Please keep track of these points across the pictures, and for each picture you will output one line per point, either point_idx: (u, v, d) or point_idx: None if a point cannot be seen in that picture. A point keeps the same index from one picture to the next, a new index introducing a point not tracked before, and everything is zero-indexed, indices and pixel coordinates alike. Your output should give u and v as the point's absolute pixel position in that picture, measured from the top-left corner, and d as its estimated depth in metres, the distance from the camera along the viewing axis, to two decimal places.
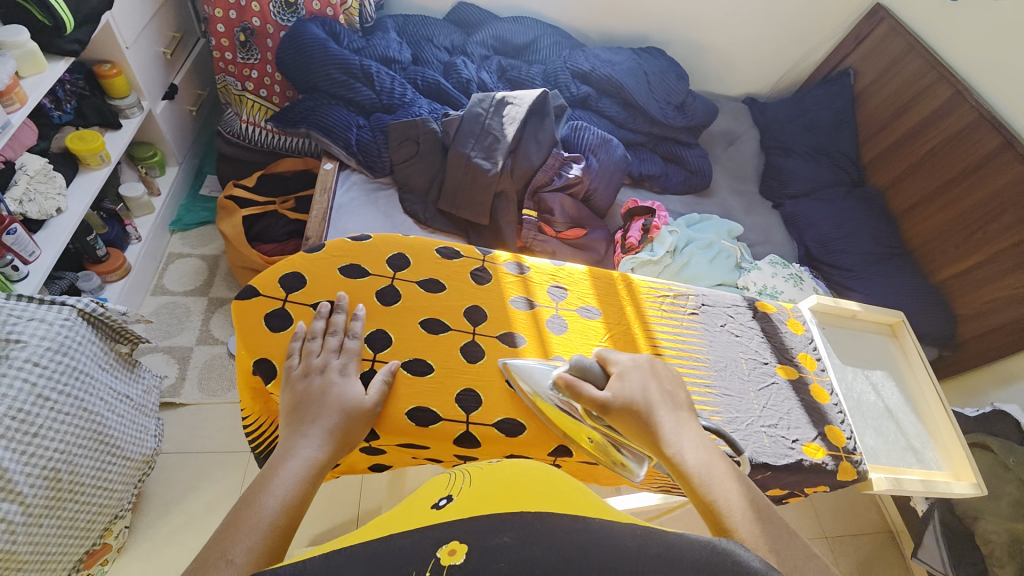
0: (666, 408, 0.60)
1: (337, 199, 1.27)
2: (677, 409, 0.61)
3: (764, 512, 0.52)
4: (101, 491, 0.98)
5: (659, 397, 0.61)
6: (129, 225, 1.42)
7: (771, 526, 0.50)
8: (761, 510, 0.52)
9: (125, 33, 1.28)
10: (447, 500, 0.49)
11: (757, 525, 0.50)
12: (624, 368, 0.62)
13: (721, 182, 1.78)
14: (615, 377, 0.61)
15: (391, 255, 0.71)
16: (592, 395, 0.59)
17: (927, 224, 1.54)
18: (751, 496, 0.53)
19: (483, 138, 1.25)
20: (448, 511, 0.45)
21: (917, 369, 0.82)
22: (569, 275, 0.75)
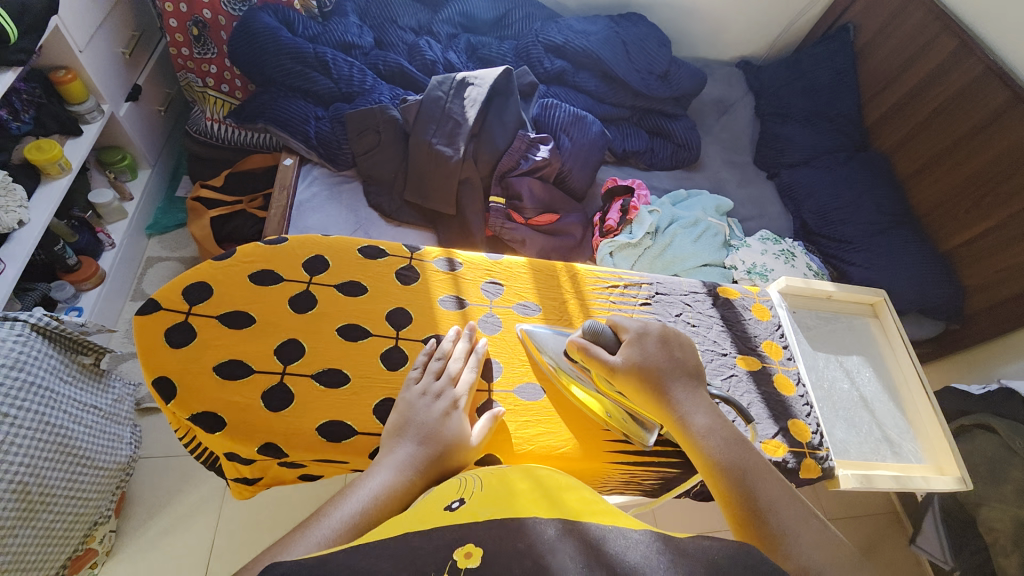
0: (678, 375, 0.59)
1: (299, 195, 1.23)
2: (692, 376, 0.60)
3: (761, 475, 0.53)
4: (75, 499, 0.95)
5: (672, 363, 0.59)
6: (100, 232, 1.40)
7: (766, 487, 0.52)
8: (760, 473, 0.53)
9: (77, 36, 1.24)
10: (459, 503, 0.45)
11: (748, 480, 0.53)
12: (629, 338, 0.61)
13: (711, 154, 1.68)
14: (623, 348, 0.61)
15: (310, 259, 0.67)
16: (604, 360, 0.60)
17: (934, 188, 1.43)
18: (749, 459, 0.54)
19: (444, 124, 1.20)
20: (464, 514, 0.42)
21: (899, 353, 0.77)
22: (505, 270, 0.71)
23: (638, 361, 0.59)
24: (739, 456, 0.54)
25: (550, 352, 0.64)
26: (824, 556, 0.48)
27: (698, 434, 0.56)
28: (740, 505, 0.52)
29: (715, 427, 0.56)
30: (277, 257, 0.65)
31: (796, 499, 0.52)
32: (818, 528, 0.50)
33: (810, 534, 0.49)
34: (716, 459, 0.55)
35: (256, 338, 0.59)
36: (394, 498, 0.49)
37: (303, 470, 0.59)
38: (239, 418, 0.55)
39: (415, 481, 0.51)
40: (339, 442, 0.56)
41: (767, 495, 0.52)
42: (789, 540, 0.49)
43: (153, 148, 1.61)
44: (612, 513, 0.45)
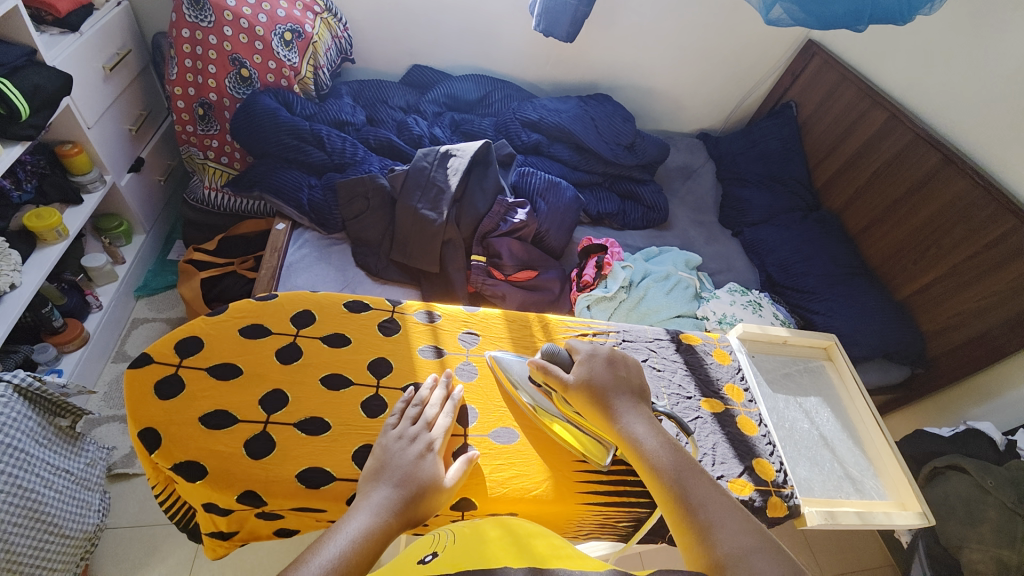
0: (621, 390, 0.66)
1: (289, 257, 1.29)
2: (635, 393, 0.66)
3: (694, 476, 0.58)
4: (38, 572, 0.90)
5: (615, 380, 0.66)
6: (90, 294, 1.43)
7: (697, 484, 0.57)
8: (693, 474, 0.58)
9: (86, 114, 1.35)
10: (432, 557, 0.47)
11: (682, 480, 0.57)
12: (579, 357, 0.69)
13: (679, 215, 1.81)
14: (573, 367, 0.68)
15: (297, 313, 0.71)
16: (560, 377, 0.66)
17: (884, 242, 1.56)
18: (684, 462, 0.59)
19: (429, 190, 1.29)
20: (437, 565, 0.44)
21: (854, 393, 0.82)
22: (481, 320, 0.76)
23: (583, 380, 0.66)
24: (676, 459, 0.59)
25: (516, 377, 0.69)
26: (748, 543, 0.51)
27: (639, 441, 0.61)
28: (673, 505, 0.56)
29: (653, 435, 0.61)
30: (266, 312, 0.70)
31: (728, 497, 0.56)
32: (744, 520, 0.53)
33: (737, 525, 0.53)
34: (654, 463, 0.59)
35: (243, 388, 0.62)
36: (372, 542, 0.50)
37: (280, 520, 0.59)
38: (219, 467, 0.56)
39: (391, 523, 0.52)
40: (317, 488, 0.57)
41: (698, 494, 0.56)
42: (713, 530, 0.52)
43: (150, 215, 1.69)
44: (577, 557, 0.47)
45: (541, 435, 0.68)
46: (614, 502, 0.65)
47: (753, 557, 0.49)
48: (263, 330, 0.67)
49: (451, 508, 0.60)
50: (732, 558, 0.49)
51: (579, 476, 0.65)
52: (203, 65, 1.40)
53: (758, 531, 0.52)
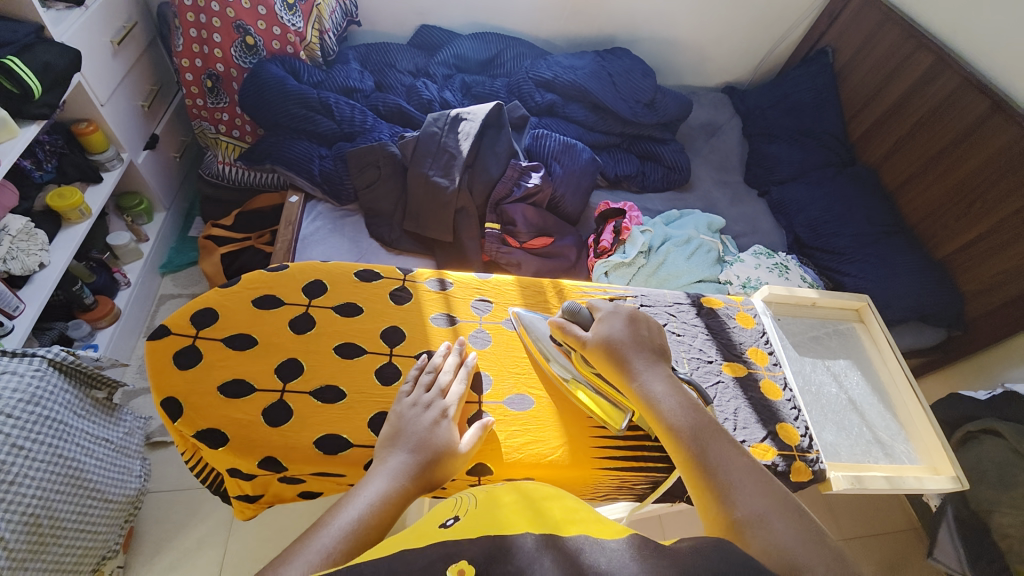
0: (640, 348, 0.62)
1: (303, 230, 1.29)
2: (654, 351, 0.63)
3: (714, 436, 0.56)
4: (85, 533, 0.97)
5: (636, 339, 0.62)
6: (117, 272, 1.48)
7: (716, 445, 0.55)
8: (714, 435, 0.56)
9: (99, 92, 1.35)
10: (454, 520, 0.47)
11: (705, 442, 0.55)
12: (601, 313, 0.66)
13: (702, 175, 1.74)
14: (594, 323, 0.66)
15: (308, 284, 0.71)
16: (577, 335, 0.65)
17: (924, 197, 1.46)
18: (703, 421, 0.57)
19: (440, 157, 1.26)
20: (460, 529, 0.44)
21: (887, 355, 0.78)
22: (494, 287, 0.75)
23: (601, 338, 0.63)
24: (694, 417, 0.57)
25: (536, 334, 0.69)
26: (765, 504, 0.51)
27: (657, 402, 0.58)
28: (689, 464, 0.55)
29: (670, 394, 0.59)
30: (278, 282, 0.69)
31: (747, 457, 0.55)
32: (763, 482, 0.53)
33: (756, 488, 0.52)
34: (672, 424, 0.57)
35: (259, 357, 0.62)
36: (390, 506, 0.51)
37: (303, 484, 0.61)
38: (240, 434, 0.57)
39: (408, 487, 0.53)
40: (334, 454, 0.57)
41: (716, 454, 0.55)
42: (733, 492, 0.52)
43: (169, 192, 1.71)
44: (595, 521, 0.47)
45: (556, 401, 0.67)
46: (631, 467, 0.64)
47: (774, 521, 0.49)
48: (276, 300, 0.66)
49: (468, 472, 0.61)
50: (753, 521, 0.49)
51: (595, 441, 0.65)
52: (208, 35, 1.37)
53: (775, 492, 0.52)
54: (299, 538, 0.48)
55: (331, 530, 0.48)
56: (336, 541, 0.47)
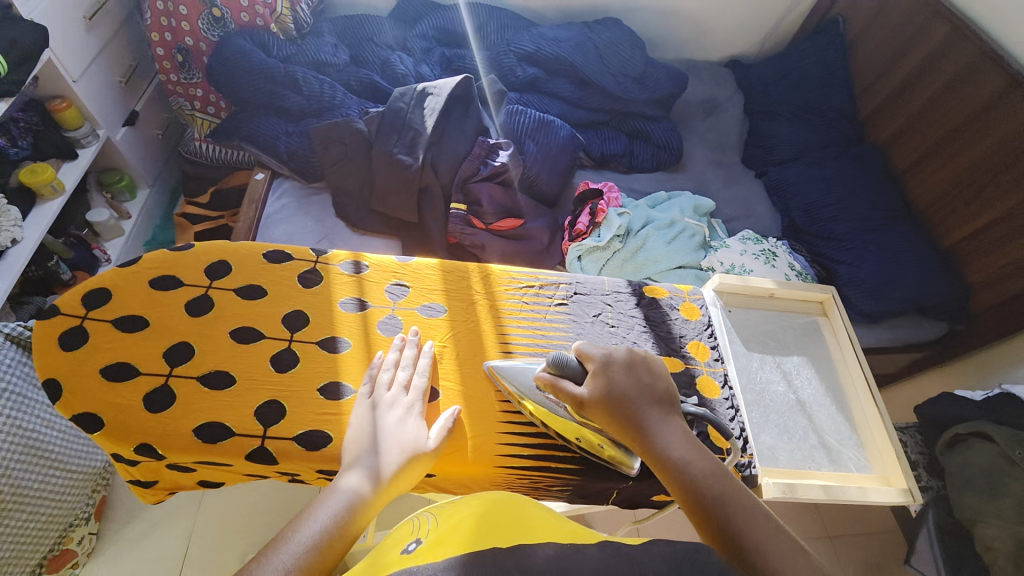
0: (646, 401, 0.55)
1: (268, 208, 1.27)
2: (663, 401, 0.56)
3: (743, 510, 0.48)
4: (47, 501, 0.98)
5: (640, 390, 0.55)
6: (96, 248, 1.48)
7: (748, 522, 0.47)
8: (744, 509, 0.48)
9: (70, 67, 1.33)
10: (415, 545, 0.47)
11: (733, 516, 0.48)
12: (593, 366, 0.57)
13: (696, 155, 1.64)
14: (587, 375, 0.57)
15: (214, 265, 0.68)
16: (571, 393, 0.56)
17: (933, 181, 1.34)
18: (729, 491, 0.49)
19: (405, 134, 1.22)
20: (419, 554, 0.44)
21: (847, 355, 0.76)
22: (414, 271, 0.71)
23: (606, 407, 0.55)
24: (711, 470, 0.51)
25: (522, 390, 0.61)
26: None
27: (673, 468, 0.51)
28: (705, 524, 0.48)
29: (690, 458, 0.52)
30: (181, 262, 0.67)
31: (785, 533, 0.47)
32: (793, 544, 0.46)
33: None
34: (696, 496, 0.50)
35: (148, 340, 0.60)
36: (357, 511, 0.50)
37: (193, 472, 0.59)
38: (118, 420, 0.55)
39: (378, 494, 0.51)
40: (213, 444, 0.55)
41: (750, 532, 0.47)
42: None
43: (151, 169, 1.71)
44: (541, 528, 0.46)
45: (465, 393, 0.63)
46: (537, 467, 0.61)
47: None
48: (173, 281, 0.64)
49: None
50: None
51: (500, 438, 0.61)
52: (175, 8, 1.34)
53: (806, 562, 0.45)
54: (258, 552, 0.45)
55: (292, 541, 0.46)
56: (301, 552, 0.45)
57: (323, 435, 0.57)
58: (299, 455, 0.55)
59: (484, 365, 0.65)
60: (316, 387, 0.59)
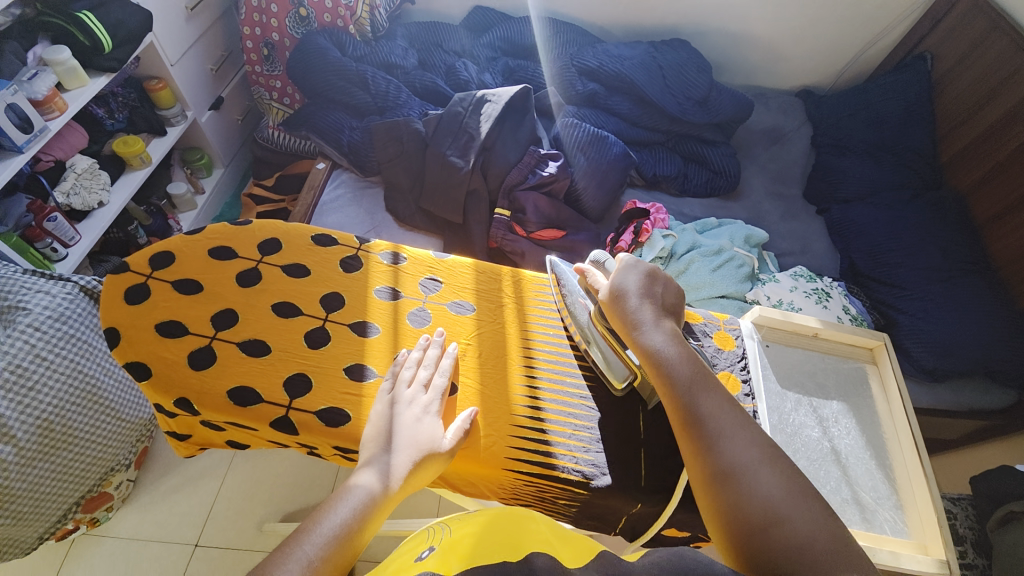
0: (647, 300, 0.64)
1: (324, 196, 1.34)
2: (660, 303, 0.64)
3: (707, 389, 0.57)
4: (95, 445, 1.07)
5: (645, 291, 0.64)
6: (172, 219, 1.61)
7: (708, 396, 0.56)
8: (707, 388, 0.56)
9: (169, 52, 1.47)
10: (429, 552, 0.46)
11: (697, 395, 0.56)
12: (623, 264, 0.68)
13: (754, 184, 1.58)
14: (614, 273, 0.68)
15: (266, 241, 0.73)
16: (597, 282, 0.69)
17: (1019, 235, 1.22)
18: (697, 373, 0.58)
19: (459, 137, 1.25)
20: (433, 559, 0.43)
21: (895, 408, 0.72)
22: (449, 269, 0.73)
23: (615, 295, 0.64)
24: (684, 356, 0.59)
25: (566, 286, 0.72)
26: (755, 456, 0.51)
27: (654, 354, 0.59)
28: (670, 396, 0.57)
29: (670, 345, 0.60)
30: (237, 235, 0.72)
31: (737, 410, 0.55)
32: (742, 418, 0.55)
33: (746, 439, 0.52)
34: (668, 374, 0.58)
35: (199, 303, 0.65)
36: (372, 507, 0.50)
37: (222, 431, 0.62)
38: (164, 372, 0.60)
39: (392, 493, 0.52)
40: (243, 407, 0.58)
41: (708, 406, 0.55)
42: (719, 442, 0.52)
43: (228, 151, 1.84)
44: (547, 545, 0.45)
45: (483, 393, 0.63)
46: (546, 477, 0.60)
47: (757, 472, 0.50)
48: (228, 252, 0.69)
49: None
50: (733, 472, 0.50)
51: (513, 441, 0.61)
52: (267, 5, 1.45)
53: (763, 444, 0.52)
54: (282, 542, 0.46)
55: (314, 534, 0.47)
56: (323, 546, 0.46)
57: (342, 413, 0.59)
58: (317, 429, 0.58)
59: (505, 368, 0.66)
60: (342, 367, 0.62)
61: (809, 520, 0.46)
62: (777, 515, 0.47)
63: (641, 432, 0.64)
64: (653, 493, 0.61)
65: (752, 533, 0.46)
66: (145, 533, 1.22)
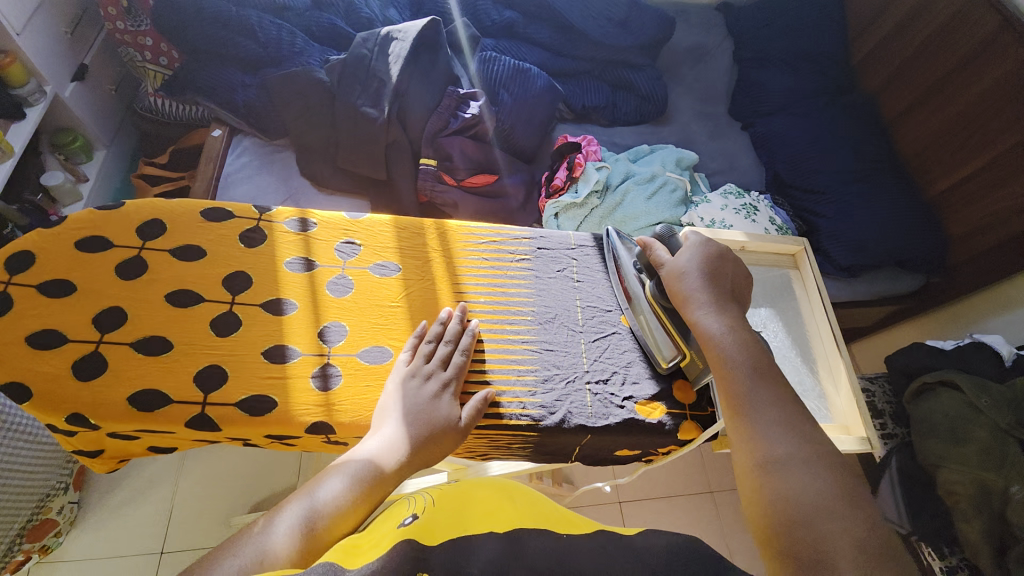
0: (711, 283, 0.62)
1: (227, 167, 1.20)
2: (723, 287, 0.63)
3: (762, 381, 0.56)
4: (17, 474, 0.97)
5: (708, 273, 0.63)
6: (56, 214, 1.40)
7: (764, 390, 0.55)
8: (762, 380, 0.56)
9: (11, 18, 1.23)
10: (413, 518, 0.45)
11: (753, 386, 0.56)
12: (691, 242, 0.66)
13: (682, 106, 1.57)
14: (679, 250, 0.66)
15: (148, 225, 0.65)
16: (659, 256, 0.67)
17: (923, 129, 1.29)
18: (754, 363, 0.57)
19: (369, 84, 1.15)
20: (431, 528, 0.43)
21: (816, 305, 0.76)
22: (367, 228, 0.68)
23: (678, 274, 0.63)
24: (743, 342, 0.58)
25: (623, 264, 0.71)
26: (801, 453, 0.50)
27: (709, 337, 0.59)
28: (725, 381, 0.57)
29: (730, 331, 0.59)
30: (110, 222, 0.63)
31: (791, 407, 0.54)
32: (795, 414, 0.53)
33: (791, 435, 0.52)
34: (724, 361, 0.58)
35: (77, 305, 0.58)
36: (368, 484, 0.48)
37: (136, 440, 0.58)
38: (46, 389, 0.53)
39: (382, 478, 0.49)
40: (150, 411, 0.53)
41: (762, 398, 0.55)
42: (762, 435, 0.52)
43: (108, 129, 1.61)
44: (526, 517, 0.47)
45: (419, 355, 0.62)
46: (491, 426, 0.60)
47: (796, 470, 0.49)
48: (102, 242, 0.61)
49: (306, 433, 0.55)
50: (773, 466, 0.50)
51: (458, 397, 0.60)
52: None
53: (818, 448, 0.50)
54: (252, 524, 0.44)
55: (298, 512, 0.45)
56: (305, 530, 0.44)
57: (267, 399, 0.56)
58: (241, 420, 0.55)
59: (442, 326, 0.64)
60: (260, 350, 0.58)
61: (844, 527, 0.45)
62: (810, 513, 0.46)
63: (586, 365, 0.66)
64: (600, 425, 0.62)
65: (786, 529, 0.46)
66: (102, 549, 1.16)
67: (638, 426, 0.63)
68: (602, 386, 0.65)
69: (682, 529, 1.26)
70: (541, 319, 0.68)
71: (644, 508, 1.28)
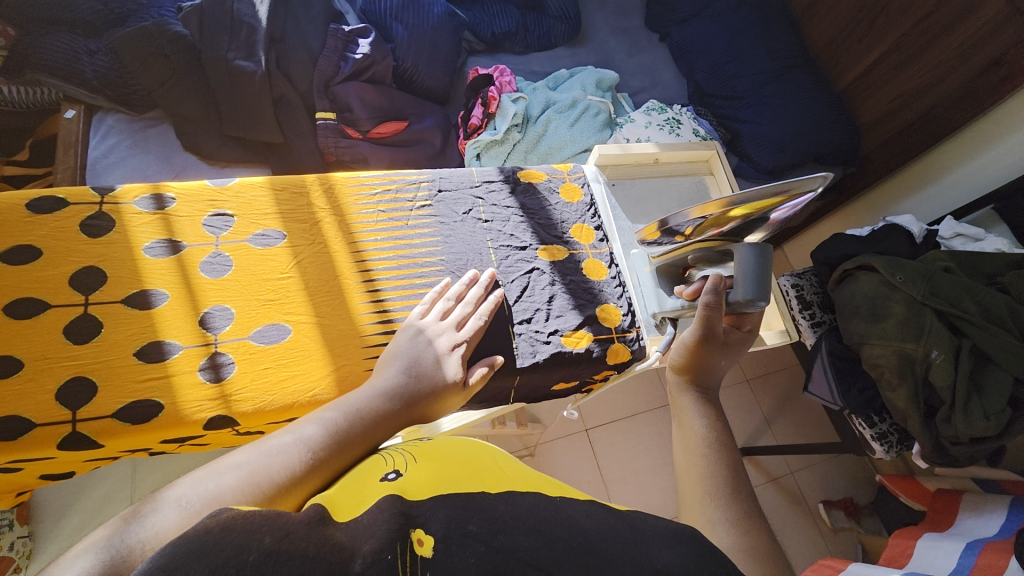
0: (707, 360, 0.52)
1: (92, 151, 1.02)
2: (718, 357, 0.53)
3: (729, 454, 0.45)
4: None
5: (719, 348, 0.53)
6: None
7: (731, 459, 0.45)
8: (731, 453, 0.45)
9: None
10: (395, 475, 0.41)
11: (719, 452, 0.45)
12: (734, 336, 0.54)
13: (596, 23, 1.48)
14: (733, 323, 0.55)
15: None
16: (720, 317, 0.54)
17: (832, 17, 1.27)
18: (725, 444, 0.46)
19: (237, 32, 1.02)
20: (410, 488, 0.39)
21: None
22: (237, 197, 0.64)
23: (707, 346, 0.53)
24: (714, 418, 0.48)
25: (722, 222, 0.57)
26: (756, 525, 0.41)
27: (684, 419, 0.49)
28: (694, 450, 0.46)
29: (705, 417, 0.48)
30: None
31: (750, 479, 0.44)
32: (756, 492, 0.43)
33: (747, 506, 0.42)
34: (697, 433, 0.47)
35: None
36: (314, 454, 0.42)
37: (21, 472, 0.54)
38: None
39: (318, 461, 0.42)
40: (14, 439, 0.51)
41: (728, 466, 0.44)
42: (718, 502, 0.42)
43: None
44: (519, 479, 0.43)
45: (319, 326, 0.59)
46: None
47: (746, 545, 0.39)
48: None
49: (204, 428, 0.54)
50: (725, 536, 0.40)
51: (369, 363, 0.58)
52: None
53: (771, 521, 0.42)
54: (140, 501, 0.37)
55: (191, 495, 0.37)
56: (202, 512, 0.35)
57: (152, 402, 0.53)
58: (123, 430, 0.52)
59: (342, 291, 0.61)
60: (133, 352, 0.55)
61: None
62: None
63: (507, 309, 0.64)
64: (528, 364, 0.62)
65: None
66: None
67: (567, 357, 0.63)
68: (525, 325, 0.64)
69: (647, 444, 1.33)
70: (451, 266, 0.65)
71: (610, 432, 1.33)
